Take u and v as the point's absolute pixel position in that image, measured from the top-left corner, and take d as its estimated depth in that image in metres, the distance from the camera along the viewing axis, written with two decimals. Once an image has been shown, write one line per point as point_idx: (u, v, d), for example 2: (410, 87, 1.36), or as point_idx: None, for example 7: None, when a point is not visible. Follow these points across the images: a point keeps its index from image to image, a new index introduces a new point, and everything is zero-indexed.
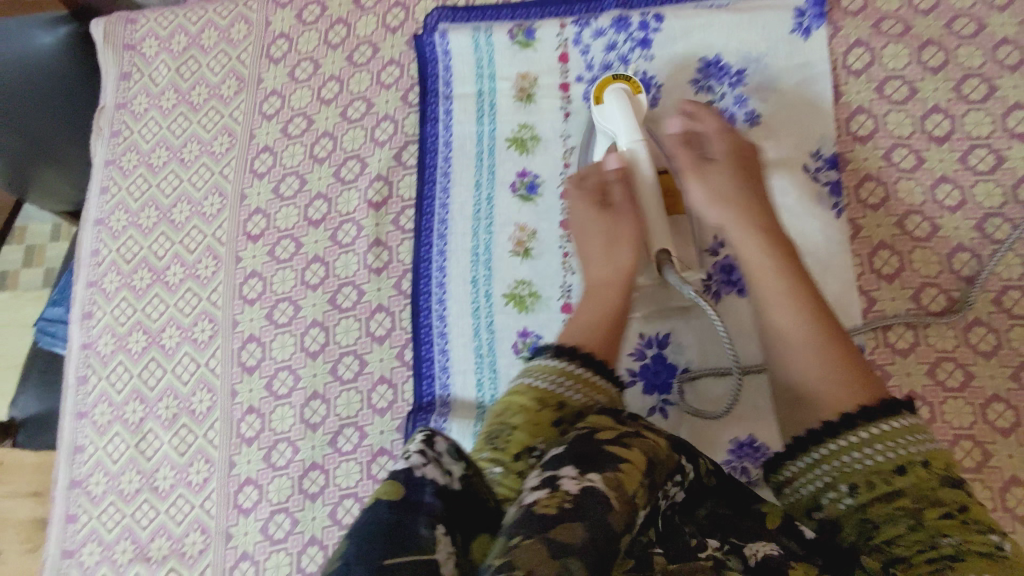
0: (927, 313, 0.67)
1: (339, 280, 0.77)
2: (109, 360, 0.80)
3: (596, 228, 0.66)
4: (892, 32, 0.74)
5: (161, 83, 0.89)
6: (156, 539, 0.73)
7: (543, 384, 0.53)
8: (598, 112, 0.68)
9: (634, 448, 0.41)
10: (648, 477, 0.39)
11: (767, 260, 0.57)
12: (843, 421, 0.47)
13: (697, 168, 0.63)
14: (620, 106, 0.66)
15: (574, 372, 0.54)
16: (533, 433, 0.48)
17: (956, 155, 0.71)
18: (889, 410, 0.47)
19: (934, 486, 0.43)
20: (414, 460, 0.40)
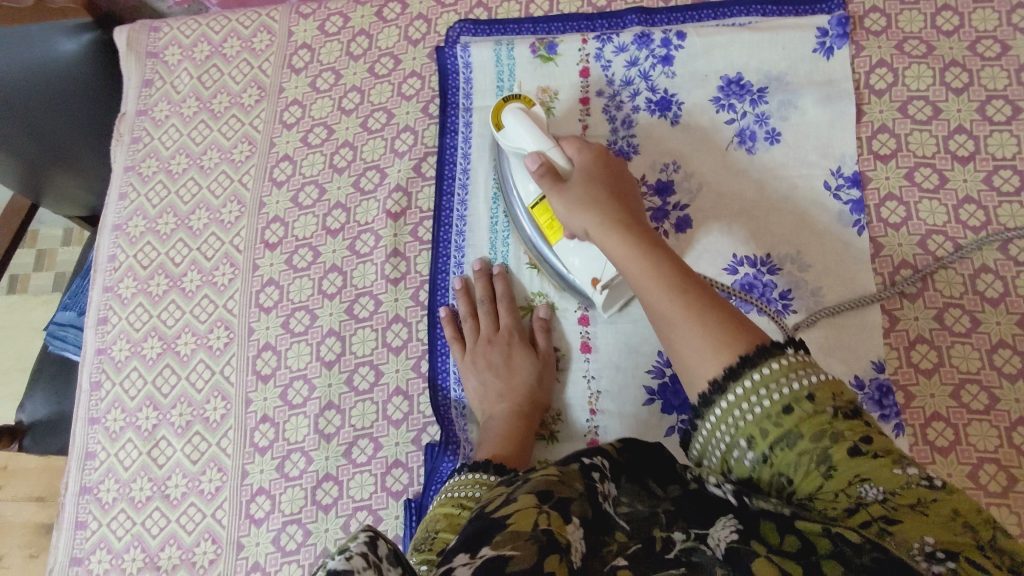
0: (950, 334, 0.67)
1: (356, 290, 0.76)
2: (123, 365, 0.79)
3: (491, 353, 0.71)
4: (915, 53, 0.75)
5: (183, 91, 0.89)
6: (166, 548, 0.72)
7: (457, 495, 0.57)
8: (503, 139, 0.66)
9: (519, 494, 0.38)
10: (548, 503, 0.37)
11: (630, 249, 0.51)
12: (725, 375, 0.42)
13: (557, 189, 0.59)
14: (519, 122, 0.64)
15: (489, 480, 0.58)
16: (453, 532, 0.51)
17: (980, 175, 0.71)
18: (766, 352, 0.41)
19: (832, 419, 0.38)
20: (353, 563, 0.32)
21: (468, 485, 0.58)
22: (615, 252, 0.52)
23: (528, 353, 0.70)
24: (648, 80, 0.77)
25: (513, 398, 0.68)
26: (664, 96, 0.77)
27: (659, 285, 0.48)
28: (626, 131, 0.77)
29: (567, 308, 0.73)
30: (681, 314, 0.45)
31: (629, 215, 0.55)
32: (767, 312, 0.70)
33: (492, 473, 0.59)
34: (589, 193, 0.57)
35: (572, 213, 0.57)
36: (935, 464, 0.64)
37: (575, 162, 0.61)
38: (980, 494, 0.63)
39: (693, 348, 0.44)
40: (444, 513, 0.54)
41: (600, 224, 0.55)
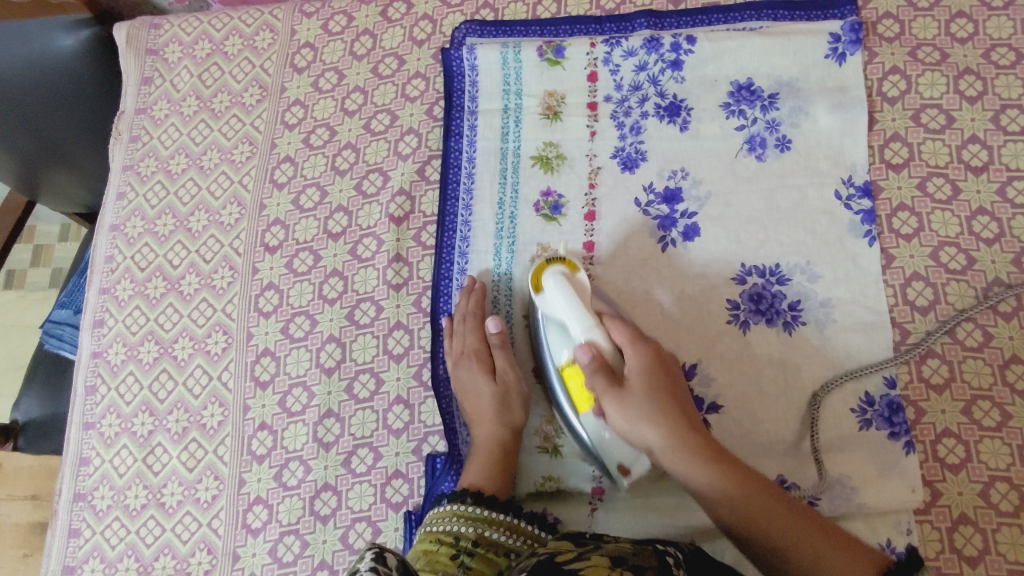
0: (963, 348, 0.66)
1: (357, 295, 0.75)
2: (119, 369, 0.78)
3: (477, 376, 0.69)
4: (929, 60, 0.74)
5: (182, 89, 0.88)
6: (161, 558, 0.71)
7: (445, 526, 0.57)
8: (541, 299, 0.65)
9: (593, 556, 0.41)
10: (620, 565, 0.40)
11: (686, 431, 0.55)
12: (879, 572, 0.47)
13: (614, 392, 0.57)
14: (562, 293, 0.62)
15: (472, 512, 0.58)
16: (433, 568, 0.53)
17: (994, 187, 0.69)
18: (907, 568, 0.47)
19: None
20: None
21: (449, 519, 0.58)
22: (682, 468, 0.54)
23: (486, 376, 0.69)
24: (657, 85, 0.76)
25: (489, 423, 0.67)
26: (672, 102, 0.76)
27: (714, 481, 0.52)
28: (634, 137, 0.76)
29: None
30: (789, 535, 0.50)
31: (690, 417, 0.57)
32: (775, 323, 0.69)
33: (472, 501, 0.59)
34: (650, 398, 0.56)
35: (634, 430, 0.56)
36: (946, 481, 0.63)
37: (628, 351, 0.59)
38: (992, 513, 0.62)
39: (831, 569, 0.48)
40: (425, 552, 0.55)
41: (671, 446, 0.54)
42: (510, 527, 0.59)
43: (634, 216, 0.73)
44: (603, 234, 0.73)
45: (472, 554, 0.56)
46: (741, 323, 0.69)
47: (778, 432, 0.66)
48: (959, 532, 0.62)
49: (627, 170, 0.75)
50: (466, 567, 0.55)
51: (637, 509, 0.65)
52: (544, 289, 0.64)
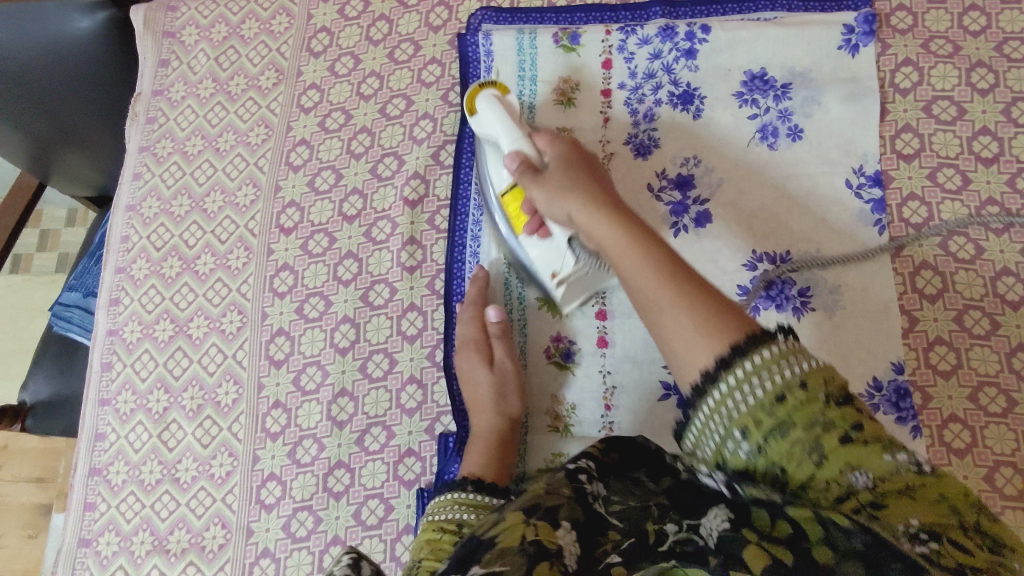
0: (970, 336, 0.67)
1: (372, 277, 0.76)
2: (135, 347, 0.79)
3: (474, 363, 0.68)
4: (941, 52, 0.74)
5: (199, 72, 0.88)
6: (175, 532, 0.72)
7: (440, 518, 0.54)
8: (477, 122, 0.67)
9: (508, 514, 0.41)
10: (535, 516, 0.40)
11: (616, 232, 0.48)
12: (718, 365, 0.37)
13: (535, 178, 0.58)
14: (491, 112, 0.65)
15: (467, 498, 0.57)
16: (436, 557, 0.47)
17: (1004, 178, 0.70)
18: (762, 333, 0.37)
19: (820, 409, 0.35)
20: None
21: (450, 506, 0.56)
22: (600, 225, 0.49)
23: (484, 362, 0.68)
24: (671, 73, 0.77)
25: (489, 410, 0.66)
26: (686, 90, 0.76)
27: (617, 231, 0.47)
28: (647, 125, 0.76)
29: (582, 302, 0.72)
30: (673, 302, 0.41)
31: (609, 198, 0.52)
32: (784, 309, 0.70)
33: (470, 489, 0.58)
34: (562, 179, 0.56)
35: (552, 202, 0.55)
36: (952, 466, 0.64)
37: (548, 148, 0.61)
38: (996, 498, 0.63)
39: (678, 333, 0.40)
40: (427, 539, 0.51)
41: (581, 207, 0.52)
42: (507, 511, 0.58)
43: (645, 203, 0.74)
44: None
45: None
46: (752, 309, 0.70)
47: None
48: None
49: (640, 157, 0.76)
50: None
51: None
52: (478, 112, 0.67)
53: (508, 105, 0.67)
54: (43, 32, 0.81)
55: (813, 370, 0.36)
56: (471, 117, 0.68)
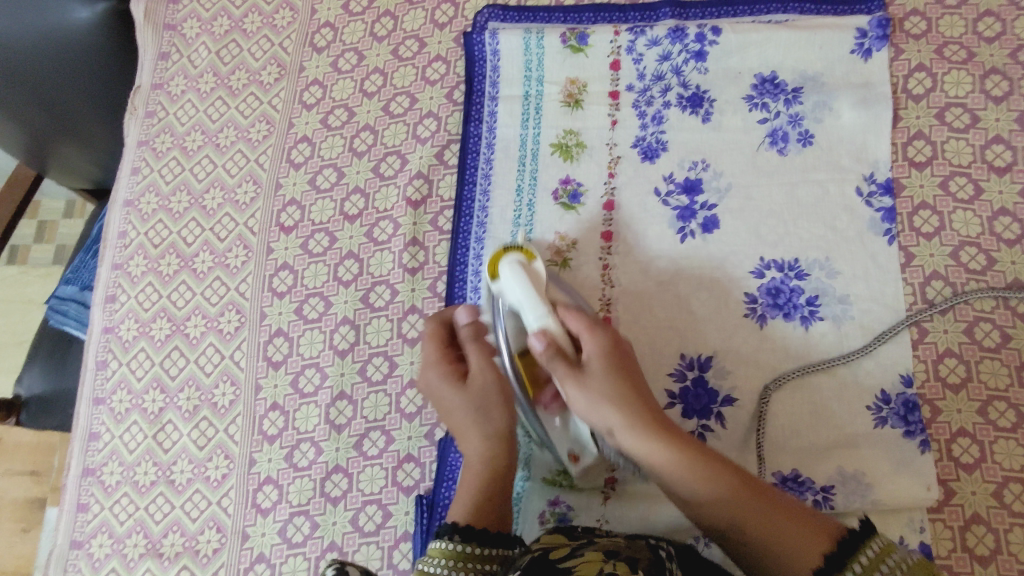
0: (980, 348, 0.66)
1: (372, 278, 0.75)
2: (130, 346, 0.78)
3: (453, 399, 0.60)
4: (955, 58, 0.73)
5: (200, 66, 0.87)
6: (169, 535, 0.70)
7: (421, 571, 0.49)
8: (497, 286, 0.62)
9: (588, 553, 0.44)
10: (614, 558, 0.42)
11: (650, 446, 0.51)
12: (831, 562, 0.44)
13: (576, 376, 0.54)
14: (516, 280, 0.59)
15: (454, 549, 0.50)
16: None
17: (1017, 188, 0.69)
18: (862, 537, 0.45)
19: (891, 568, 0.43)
20: None
21: (426, 558, 0.50)
22: (643, 448, 0.51)
23: (455, 381, 0.60)
24: (680, 75, 0.76)
25: (472, 436, 0.59)
26: (695, 93, 0.75)
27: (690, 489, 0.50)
28: (655, 127, 0.75)
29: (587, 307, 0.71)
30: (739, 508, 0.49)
31: (641, 396, 0.54)
32: (791, 318, 0.68)
33: (457, 539, 0.50)
34: (601, 386, 0.53)
35: (589, 412, 0.53)
36: (960, 481, 0.63)
37: (586, 337, 0.56)
38: (1005, 514, 0.62)
39: (785, 549, 0.46)
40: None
41: (625, 422, 0.52)
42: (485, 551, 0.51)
43: (652, 207, 0.73)
44: (621, 225, 0.73)
45: None
46: (758, 317, 0.69)
47: (793, 425, 0.66)
48: (971, 532, 0.62)
49: (648, 160, 0.74)
50: None
51: (648, 500, 0.65)
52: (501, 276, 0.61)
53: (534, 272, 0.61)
54: (37, 22, 0.79)
55: (882, 552, 0.44)
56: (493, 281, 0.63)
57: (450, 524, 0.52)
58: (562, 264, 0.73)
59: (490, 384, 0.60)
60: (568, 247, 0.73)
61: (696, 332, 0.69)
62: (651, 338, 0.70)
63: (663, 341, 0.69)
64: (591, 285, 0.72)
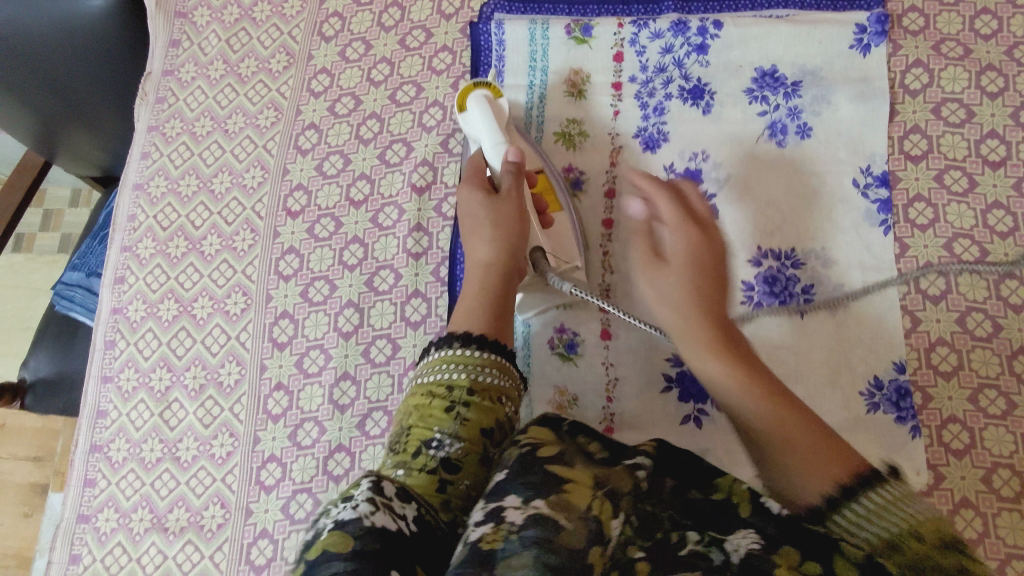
0: (972, 337, 0.67)
1: (377, 262, 0.76)
2: (138, 326, 0.79)
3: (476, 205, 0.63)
4: (952, 55, 0.75)
5: (210, 54, 0.89)
6: (174, 511, 0.72)
7: (428, 378, 0.55)
8: (466, 118, 0.71)
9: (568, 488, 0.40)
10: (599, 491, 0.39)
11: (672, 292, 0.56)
12: (826, 502, 0.41)
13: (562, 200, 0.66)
14: (480, 114, 0.69)
15: (472, 359, 0.55)
16: (427, 427, 0.51)
17: (1010, 182, 0.70)
18: (869, 482, 0.41)
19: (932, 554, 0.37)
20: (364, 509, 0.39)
21: (439, 366, 0.55)
22: (666, 291, 0.57)
23: (484, 190, 0.64)
24: (682, 68, 0.77)
25: (486, 236, 0.62)
26: (697, 85, 0.76)
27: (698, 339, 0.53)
28: (657, 118, 0.76)
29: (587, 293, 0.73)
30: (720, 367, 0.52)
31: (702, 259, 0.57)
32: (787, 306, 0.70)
33: (474, 345, 0.56)
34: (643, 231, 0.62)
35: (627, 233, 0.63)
36: (949, 466, 0.64)
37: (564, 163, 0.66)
38: (992, 499, 0.63)
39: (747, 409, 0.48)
40: (418, 405, 0.53)
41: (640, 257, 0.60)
42: (496, 367, 0.56)
43: None
44: (622, 213, 0.74)
45: (469, 404, 0.53)
46: (754, 304, 0.70)
47: None
48: (960, 516, 0.63)
49: (649, 150, 0.76)
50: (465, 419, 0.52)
51: None
52: (468, 108, 0.70)
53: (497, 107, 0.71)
54: (55, 10, 0.80)
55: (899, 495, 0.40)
56: (459, 112, 0.71)
57: (457, 333, 0.57)
58: None
59: (512, 206, 0.63)
60: None
61: None
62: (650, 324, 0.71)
63: None
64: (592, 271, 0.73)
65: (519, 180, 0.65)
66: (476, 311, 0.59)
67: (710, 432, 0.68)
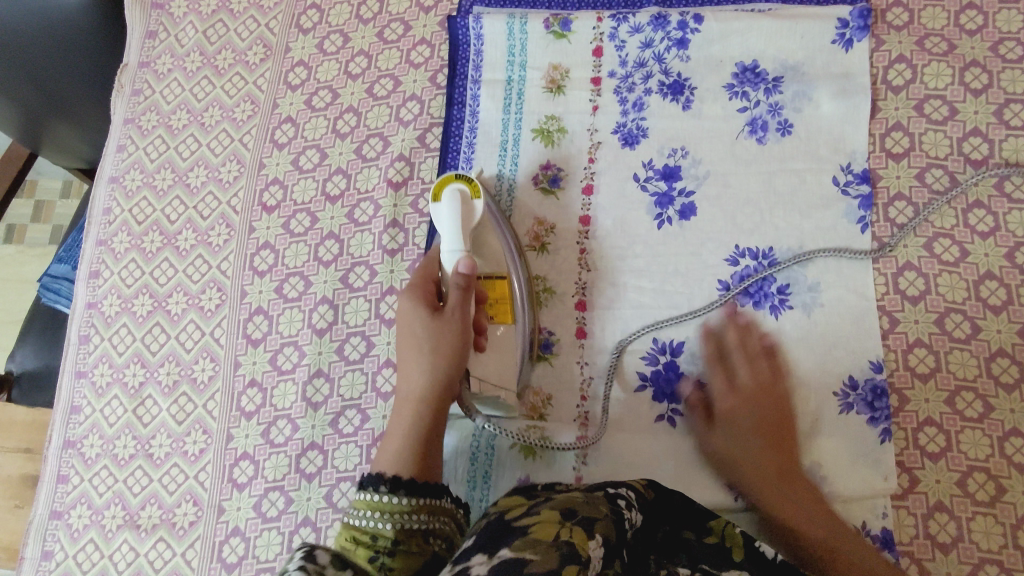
0: (950, 339, 0.66)
1: (352, 259, 0.75)
2: (113, 321, 0.78)
3: (421, 322, 0.63)
4: (936, 50, 0.73)
5: (186, 45, 0.88)
6: (147, 507, 0.72)
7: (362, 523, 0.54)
8: (436, 208, 0.68)
9: (545, 510, 0.46)
10: (571, 520, 0.45)
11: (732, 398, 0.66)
12: None
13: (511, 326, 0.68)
14: (451, 210, 0.67)
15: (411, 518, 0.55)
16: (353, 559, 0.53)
17: (992, 181, 0.69)
18: None
19: None
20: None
21: (363, 511, 0.55)
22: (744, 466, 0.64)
23: (428, 306, 0.64)
24: (662, 63, 0.76)
25: (420, 360, 0.62)
26: (677, 80, 0.75)
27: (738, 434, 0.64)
28: (636, 114, 0.75)
29: (563, 292, 0.72)
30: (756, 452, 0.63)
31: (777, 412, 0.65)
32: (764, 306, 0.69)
33: (404, 494, 0.56)
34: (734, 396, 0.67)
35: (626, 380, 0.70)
36: (925, 468, 0.64)
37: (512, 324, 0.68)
38: (967, 502, 0.62)
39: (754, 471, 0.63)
40: (344, 545, 0.54)
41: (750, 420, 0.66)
42: (426, 510, 0.56)
43: (631, 192, 0.74)
44: (600, 210, 0.74)
45: (393, 553, 0.53)
46: (731, 304, 0.70)
47: None
48: (934, 519, 0.62)
49: (627, 146, 0.75)
50: (387, 568, 0.52)
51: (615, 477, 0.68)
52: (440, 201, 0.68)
53: (471, 209, 0.68)
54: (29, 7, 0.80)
55: None
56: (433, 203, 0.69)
57: (384, 475, 0.57)
58: (540, 248, 0.74)
59: (454, 331, 0.62)
60: (547, 231, 0.74)
61: (669, 315, 0.70)
62: (626, 320, 0.71)
63: (638, 323, 0.71)
64: (568, 269, 0.73)
65: (467, 295, 0.63)
66: (401, 455, 0.59)
67: (683, 430, 0.68)
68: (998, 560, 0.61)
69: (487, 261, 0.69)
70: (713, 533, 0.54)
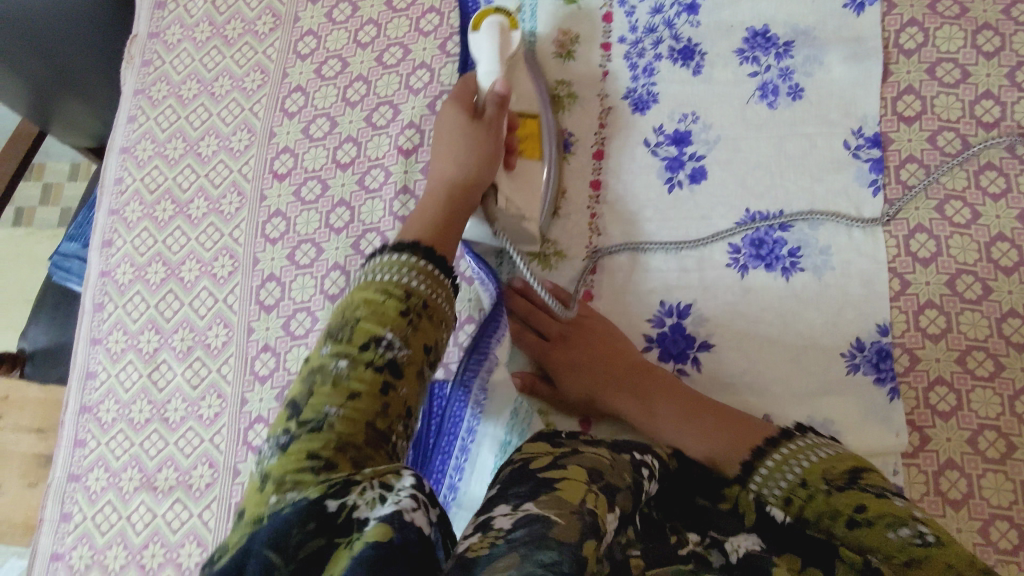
0: (961, 301, 0.66)
1: (363, 226, 0.75)
2: (126, 289, 0.79)
3: (456, 129, 0.62)
4: (948, 13, 0.73)
5: (195, 15, 0.88)
6: (163, 470, 0.72)
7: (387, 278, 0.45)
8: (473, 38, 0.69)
9: (570, 464, 0.41)
10: (596, 484, 0.40)
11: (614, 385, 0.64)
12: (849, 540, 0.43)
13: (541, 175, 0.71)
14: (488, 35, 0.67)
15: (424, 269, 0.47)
16: (379, 322, 0.43)
17: (1003, 143, 0.69)
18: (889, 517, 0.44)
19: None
20: (403, 502, 0.34)
21: (393, 266, 0.46)
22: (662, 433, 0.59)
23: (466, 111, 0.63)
24: (672, 28, 0.76)
25: (447, 158, 0.61)
26: (687, 45, 0.75)
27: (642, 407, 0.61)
28: (646, 79, 0.75)
29: (573, 256, 0.73)
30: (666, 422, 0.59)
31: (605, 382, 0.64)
32: (774, 270, 0.69)
33: (424, 257, 0.48)
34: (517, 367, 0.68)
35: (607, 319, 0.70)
36: (935, 427, 0.64)
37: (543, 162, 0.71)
38: (978, 460, 0.63)
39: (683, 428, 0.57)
40: (366, 300, 0.44)
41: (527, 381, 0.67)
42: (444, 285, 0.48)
43: (641, 157, 0.74)
44: (610, 174, 0.74)
45: (421, 314, 0.45)
46: (740, 267, 0.70)
47: (769, 376, 0.67)
48: (945, 477, 0.63)
49: (638, 112, 0.75)
50: (416, 326, 0.44)
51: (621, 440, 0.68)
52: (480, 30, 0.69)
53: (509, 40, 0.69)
54: None
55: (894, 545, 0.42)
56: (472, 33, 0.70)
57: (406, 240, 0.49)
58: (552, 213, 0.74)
59: (489, 138, 0.62)
60: (557, 195, 0.74)
61: (677, 277, 0.71)
62: (634, 283, 0.71)
63: (648, 286, 0.71)
64: (578, 233, 0.73)
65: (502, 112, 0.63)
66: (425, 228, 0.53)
67: None
68: (1008, 516, 0.61)
69: (521, 99, 0.72)
70: (727, 500, 0.49)
